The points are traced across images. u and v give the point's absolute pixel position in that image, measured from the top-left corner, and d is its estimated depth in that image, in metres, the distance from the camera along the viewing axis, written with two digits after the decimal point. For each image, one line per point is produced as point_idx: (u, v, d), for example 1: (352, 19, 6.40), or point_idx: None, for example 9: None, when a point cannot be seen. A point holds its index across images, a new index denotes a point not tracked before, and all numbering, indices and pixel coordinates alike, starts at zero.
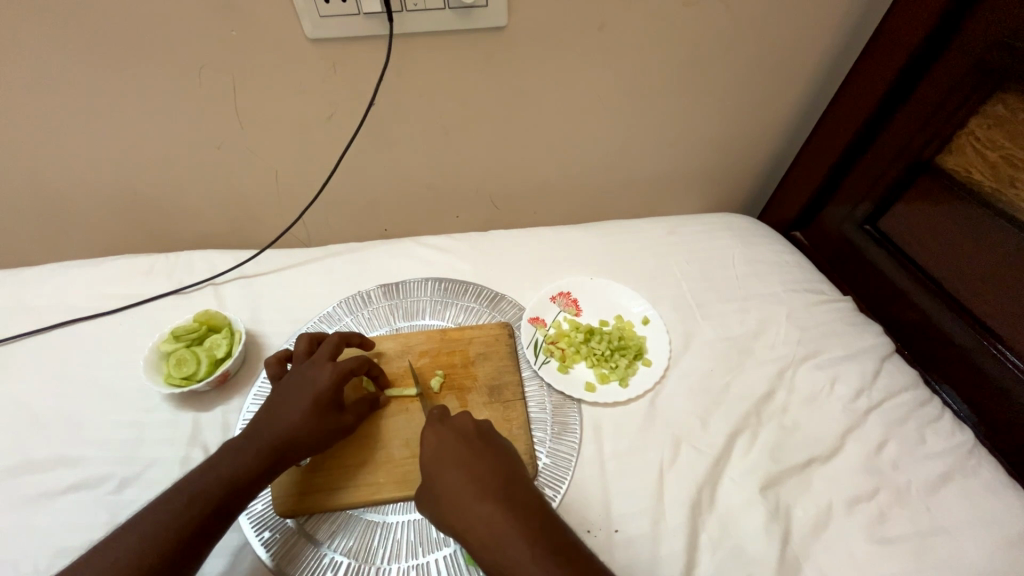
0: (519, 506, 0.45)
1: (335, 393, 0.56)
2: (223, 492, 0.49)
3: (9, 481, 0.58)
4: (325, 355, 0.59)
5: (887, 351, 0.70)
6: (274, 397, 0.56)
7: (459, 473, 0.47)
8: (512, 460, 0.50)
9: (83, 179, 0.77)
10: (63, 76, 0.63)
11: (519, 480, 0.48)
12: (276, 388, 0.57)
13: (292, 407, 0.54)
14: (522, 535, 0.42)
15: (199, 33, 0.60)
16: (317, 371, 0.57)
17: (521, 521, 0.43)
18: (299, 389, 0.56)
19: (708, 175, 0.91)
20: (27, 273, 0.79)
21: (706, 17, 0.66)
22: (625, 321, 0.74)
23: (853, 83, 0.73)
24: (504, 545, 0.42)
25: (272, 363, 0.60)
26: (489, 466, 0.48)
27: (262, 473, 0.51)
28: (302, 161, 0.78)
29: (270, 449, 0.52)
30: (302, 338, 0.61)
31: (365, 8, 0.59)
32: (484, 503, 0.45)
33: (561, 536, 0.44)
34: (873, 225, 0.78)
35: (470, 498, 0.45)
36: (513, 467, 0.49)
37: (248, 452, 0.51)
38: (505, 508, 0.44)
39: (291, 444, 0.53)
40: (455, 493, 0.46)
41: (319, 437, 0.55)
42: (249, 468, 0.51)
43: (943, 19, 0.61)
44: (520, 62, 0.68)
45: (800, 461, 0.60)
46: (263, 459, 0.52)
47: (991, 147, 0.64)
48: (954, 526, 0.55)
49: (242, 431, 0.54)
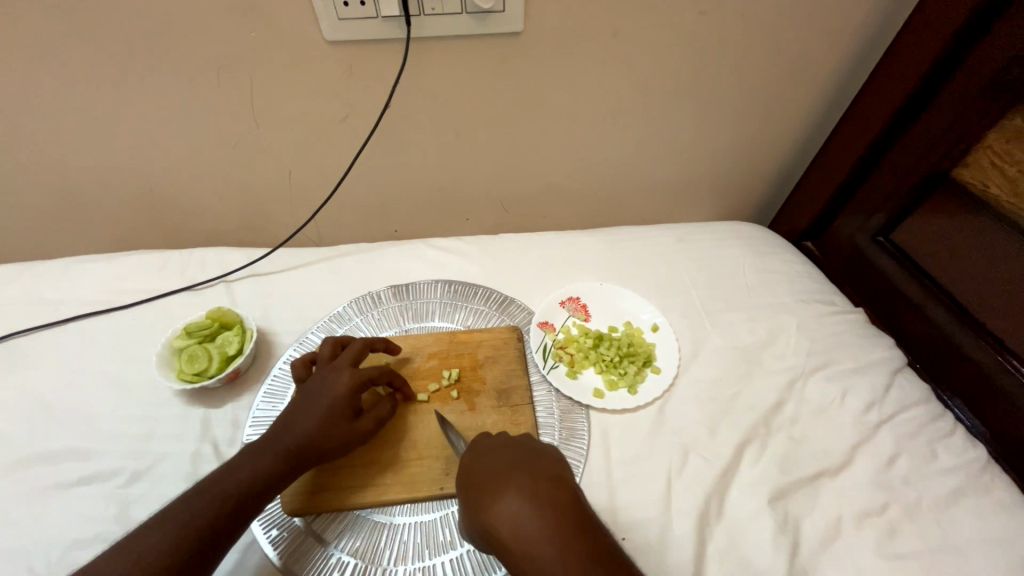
0: (548, 503, 0.43)
1: (354, 400, 0.57)
2: (238, 494, 0.49)
3: (20, 472, 0.59)
4: (346, 360, 0.59)
5: (899, 364, 0.70)
6: (297, 401, 0.57)
7: (488, 478, 0.47)
8: (547, 460, 0.49)
9: (97, 174, 0.78)
10: (84, 74, 0.64)
11: (551, 477, 0.46)
12: (298, 391, 0.58)
13: (312, 412, 0.55)
14: (549, 537, 0.40)
15: (219, 32, 0.61)
16: (338, 376, 0.58)
17: (546, 518, 0.41)
18: (319, 394, 0.56)
19: (719, 182, 0.90)
20: (41, 266, 0.80)
21: (723, 28, 0.66)
22: (633, 327, 0.74)
23: (869, 95, 0.73)
24: (528, 545, 0.40)
25: (296, 365, 0.60)
26: (519, 466, 0.47)
27: (279, 476, 0.52)
28: (315, 160, 0.78)
29: (290, 452, 0.53)
30: (326, 342, 0.62)
31: (383, 12, 0.59)
32: (511, 498, 0.43)
33: (591, 534, 0.41)
34: (886, 237, 0.78)
35: (495, 496, 0.45)
36: (546, 466, 0.47)
37: (266, 454, 0.52)
38: (535, 507, 0.42)
39: (311, 448, 0.54)
40: (489, 490, 0.45)
41: (338, 443, 0.55)
42: (267, 470, 0.51)
43: (962, 31, 0.60)
44: (535, 66, 0.68)
45: (809, 474, 0.59)
46: (285, 463, 0.52)
47: (1010, 161, 0.63)
48: (964, 544, 0.55)
49: (267, 431, 0.55)
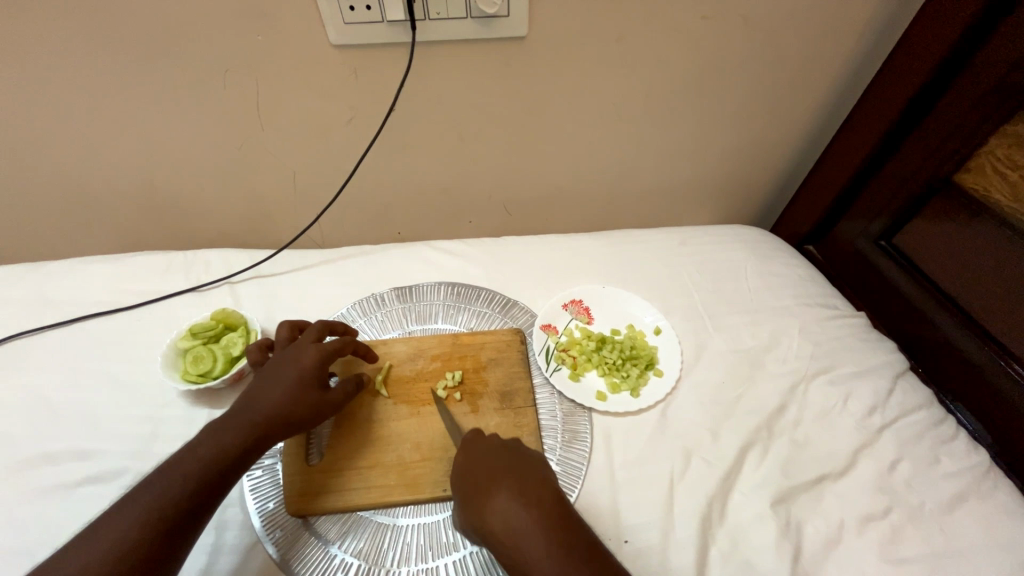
0: (536, 502, 0.44)
1: (320, 370, 0.58)
2: (207, 463, 0.48)
3: (24, 472, 0.59)
4: (310, 337, 0.61)
5: (901, 368, 0.70)
6: (258, 378, 0.57)
7: (482, 475, 0.49)
8: (536, 462, 0.50)
9: (103, 175, 0.78)
10: (92, 76, 0.65)
11: (540, 478, 0.48)
12: (259, 372, 0.58)
13: (278, 384, 0.55)
14: (535, 533, 0.42)
15: (226, 35, 0.62)
16: (302, 351, 0.58)
17: (535, 517, 0.43)
18: (283, 367, 0.57)
19: (721, 186, 0.91)
20: (47, 267, 0.80)
21: (725, 32, 0.67)
22: (636, 330, 0.74)
23: (871, 99, 0.73)
24: (516, 541, 0.42)
25: (253, 351, 0.61)
26: (510, 468, 0.49)
27: (247, 450, 0.51)
28: (319, 163, 0.79)
29: (258, 422, 0.52)
30: (284, 325, 0.63)
31: (389, 16, 0.60)
32: (500, 497, 0.45)
33: (577, 531, 0.43)
34: (888, 241, 0.78)
35: (487, 493, 0.46)
36: (535, 467, 0.49)
37: (231, 425, 0.51)
38: (524, 504, 0.44)
39: (280, 418, 0.53)
40: (480, 489, 0.47)
41: (304, 411, 0.55)
42: (234, 440, 0.50)
43: (964, 37, 0.61)
44: (539, 70, 0.69)
45: (812, 477, 0.59)
46: (254, 434, 0.52)
47: (1011, 167, 0.64)
48: (967, 548, 0.55)
49: (228, 409, 0.54)
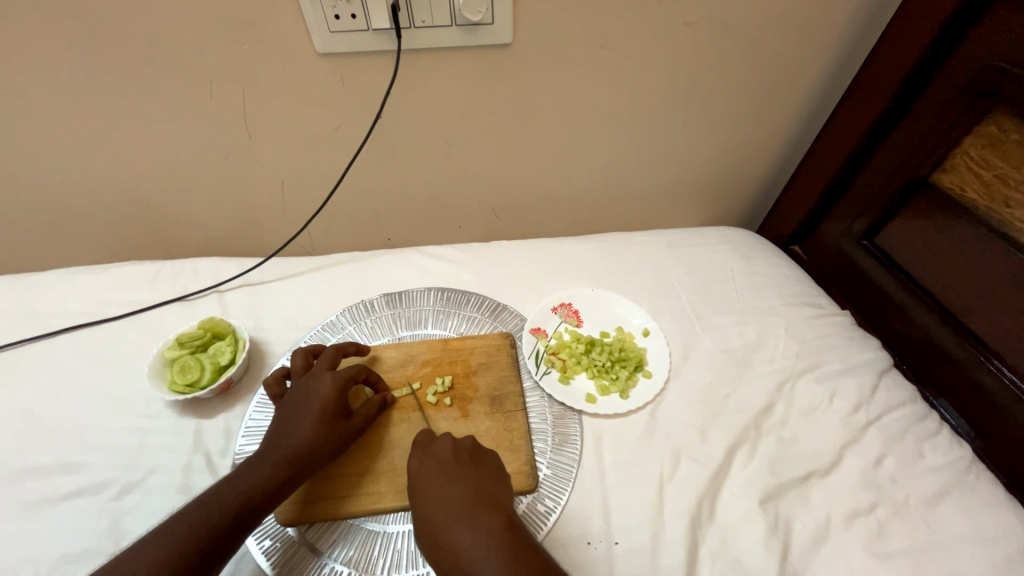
0: (484, 528, 0.46)
1: (340, 400, 0.57)
2: (244, 503, 0.50)
3: (10, 487, 0.58)
4: (324, 365, 0.60)
5: (885, 365, 0.71)
6: (282, 414, 0.57)
7: (432, 497, 0.49)
8: (491, 479, 0.52)
9: (89, 185, 0.78)
10: (77, 86, 0.64)
11: (491, 499, 0.49)
12: (281, 405, 0.58)
13: (303, 420, 0.56)
14: (484, 556, 0.44)
15: (211, 44, 0.62)
16: (319, 381, 0.58)
17: (484, 543, 0.45)
18: (304, 401, 0.57)
19: (708, 188, 0.92)
20: (33, 278, 0.79)
21: (707, 37, 0.68)
22: (625, 332, 0.74)
23: (850, 101, 0.74)
24: (467, 564, 0.44)
25: (271, 383, 0.60)
26: (460, 488, 0.49)
27: (277, 487, 0.52)
28: (307, 171, 0.79)
29: (286, 461, 0.53)
30: (298, 353, 0.62)
31: (374, 24, 0.60)
32: (452, 524, 0.47)
33: (528, 553, 0.44)
34: (871, 240, 0.79)
35: (441, 518, 0.47)
36: (488, 486, 0.51)
37: (263, 466, 0.52)
38: (472, 531, 0.46)
39: (307, 453, 0.54)
40: (431, 514, 0.48)
41: (332, 443, 0.56)
42: (270, 479, 0.52)
43: (937, 40, 0.62)
44: (524, 76, 0.69)
45: (799, 474, 0.60)
46: (283, 472, 0.52)
47: (985, 167, 0.65)
48: (951, 541, 0.56)
49: (258, 447, 0.55)
